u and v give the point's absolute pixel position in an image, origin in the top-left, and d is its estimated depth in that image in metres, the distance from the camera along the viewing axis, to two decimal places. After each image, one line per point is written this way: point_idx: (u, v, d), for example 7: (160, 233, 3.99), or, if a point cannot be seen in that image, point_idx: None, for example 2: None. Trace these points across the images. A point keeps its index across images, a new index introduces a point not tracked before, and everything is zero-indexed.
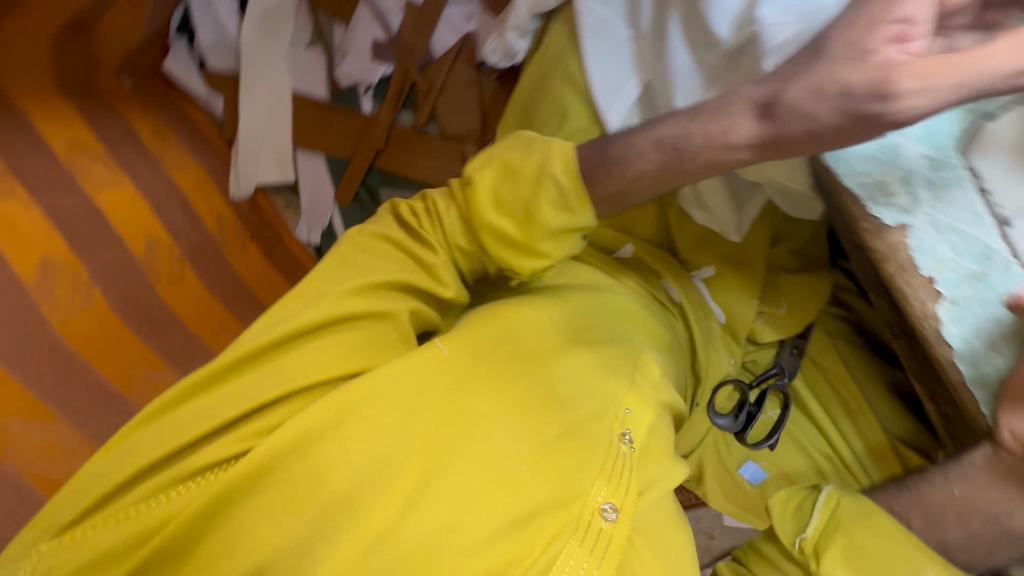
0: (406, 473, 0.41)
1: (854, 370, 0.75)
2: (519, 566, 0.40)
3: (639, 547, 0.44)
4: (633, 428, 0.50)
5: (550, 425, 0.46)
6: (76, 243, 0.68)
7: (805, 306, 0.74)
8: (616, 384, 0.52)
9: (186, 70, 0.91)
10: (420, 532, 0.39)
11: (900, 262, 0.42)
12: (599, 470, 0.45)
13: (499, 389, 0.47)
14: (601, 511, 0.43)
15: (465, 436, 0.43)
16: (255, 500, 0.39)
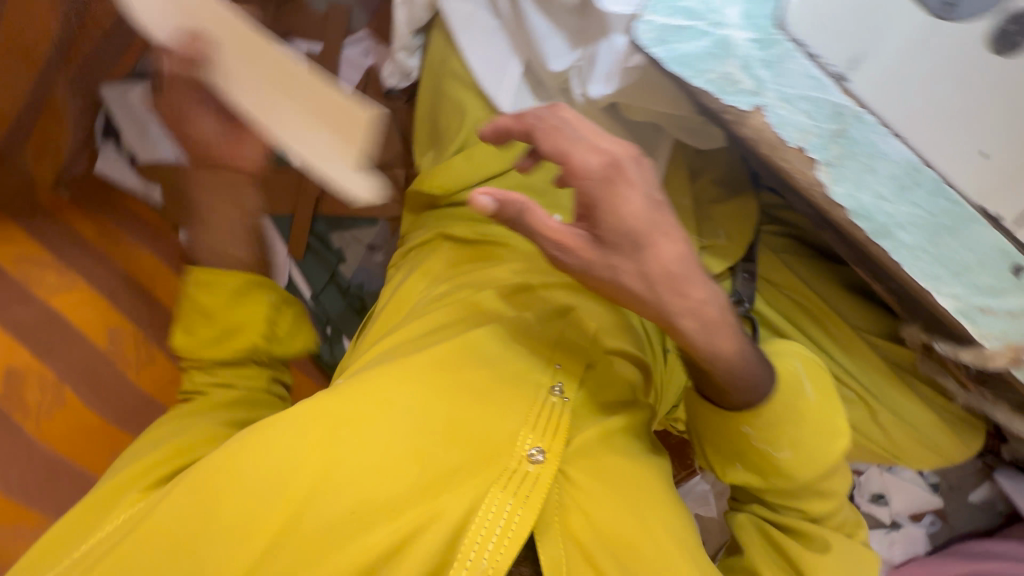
0: (307, 465, 0.44)
1: (806, 278, 0.77)
2: (422, 527, 0.43)
3: (576, 480, 0.47)
4: (565, 380, 0.51)
5: (463, 396, 0.48)
6: (40, 352, 0.74)
7: (741, 231, 0.77)
8: (545, 344, 0.53)
9: (120, 169, 0.97)
10: (321, 519, 0.43)
11: (766, 141, 0.43)
12: (525, 422, 0.47)
13: (405, 376, 0.48)
14: (528, 457, 0.46)
15: (370, 421, 0.45)
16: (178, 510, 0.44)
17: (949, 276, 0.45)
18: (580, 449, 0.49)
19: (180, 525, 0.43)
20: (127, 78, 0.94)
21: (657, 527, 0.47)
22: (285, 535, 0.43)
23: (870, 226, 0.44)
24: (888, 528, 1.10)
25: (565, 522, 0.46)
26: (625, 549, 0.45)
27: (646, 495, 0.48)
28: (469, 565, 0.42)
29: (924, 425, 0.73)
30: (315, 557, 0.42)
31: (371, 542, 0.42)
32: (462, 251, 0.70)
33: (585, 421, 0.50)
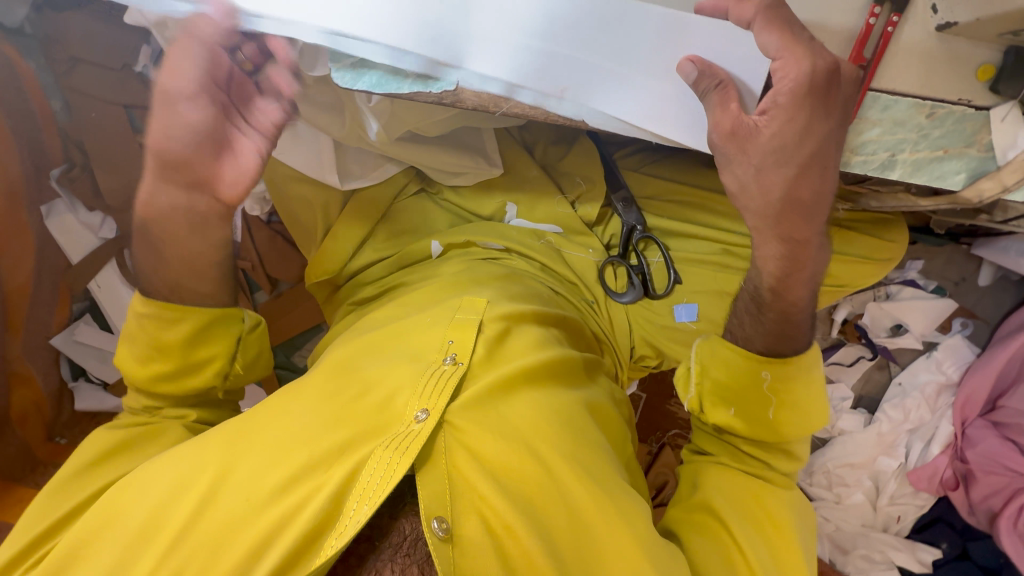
0: (206, 472, 0.56)
1: (672, 177, 0.85)
2: (308, 501, 0.54)
3: (458, 425, 0.58)
4: (456, 351, 0.63)
5: (348, 392, 0.61)
6: None
7: (595, 171, 0.82)
8: (437, 328, 0.66)
9: (97, 396, 1.05)
10: (224, 511, 0.54)
11: (488, 101, 0.54)
12: (413, 391, 0.59)
13: (320, 389, 0.62)
14: (414, 418, 0.57)
15: (272, 429, 0.59)
16: (107, 528, 0.55)
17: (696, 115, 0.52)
18: (470, 401, 0.60)
19: (117, 529, 0.55)
20: (69, 322, 1.03)
21: (539, 448, 0.59)
22: (190, 529, 0.53)
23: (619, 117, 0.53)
24: (926, 352, 1.06)
25: (447, 463, 0.57)
26: (498, 469, 0.57)
27: (535, 424, 0.61)
28: (347, 513, 0.53)
29: (845, 242, 0.71)
30: (221, 544, 0.53)
31: (267, 521, 0.53)
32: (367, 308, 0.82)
33: (480, 377, 0.62)
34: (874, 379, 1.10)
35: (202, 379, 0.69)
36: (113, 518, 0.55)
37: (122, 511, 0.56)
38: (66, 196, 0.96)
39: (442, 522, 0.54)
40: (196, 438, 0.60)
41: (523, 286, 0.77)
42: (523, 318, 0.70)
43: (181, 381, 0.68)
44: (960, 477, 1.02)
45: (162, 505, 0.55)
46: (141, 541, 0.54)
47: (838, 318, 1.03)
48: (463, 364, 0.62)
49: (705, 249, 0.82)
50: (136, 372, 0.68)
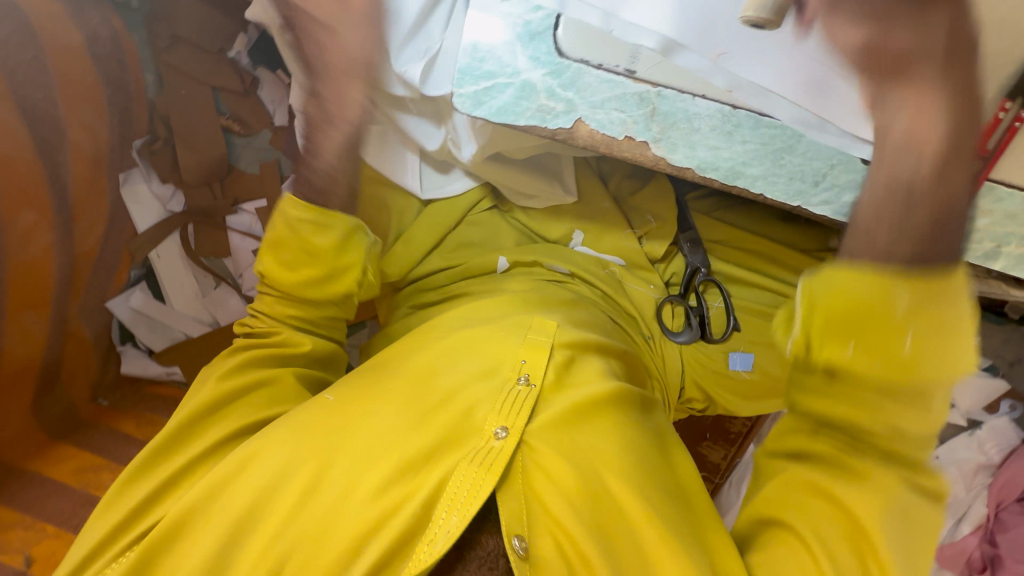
0: (307, 466, 0.60)
1: (745, 225, 0.84)
2: (401, 504, 0.58)
3: (535, 442, 0.62)
4: (529, 371, 0.66)
5: (429, 399, 0.64)
6: None
7: (669, 210, 0.82)
8: (510, 344, 0.69)
9: (142, 363, 1.07)
10: (324, 505, 0.58)
11: (599, 142, 0.50)
12: (490, 407, 0.63)
13: (400, 395, 0.65)
14: (493, 434, 0.61)
15: (357, 429, 0.62)
16: (211, 514, 0.58)
17: (811, 186, 0.49)
18: (545, 422, 0.63)
19: (228, 503, 0.59)
20: (126, 287, 1.04)
21: (609, 469, 0.61)
22: (294, 517, 0.58)
23: (721, 174, 0.49)
24: (969, 430, 1.04)
25: (526, 481, 0.61)
26: (578, 495, 0.59)
27: (612, 454, 0.62)
28: (436, 521, 0.57)
29: None
30: (323, 536, 0.57)
31: (361, 519, 0.57)
32: (428, 312, 0.82)
33: (552, 401, 0.65)
34: None
35: (346, 283, 0.71)
36: (219, 491, 0.60)
37: (231, 487, 0.60)
38: (143, 166, 1.00)
39: (521, 540, 0.57)
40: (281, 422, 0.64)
41: (587, 311, 0.78)
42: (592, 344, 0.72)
43: (326, 286, 0.71)
44: (986, 560, 0.99)
45: (266, 492, 0.59)
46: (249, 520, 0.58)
47: None
48: (536, 386, 0.65)
49: (766, 300, 0.82)
50: (286, 280, 0.70)
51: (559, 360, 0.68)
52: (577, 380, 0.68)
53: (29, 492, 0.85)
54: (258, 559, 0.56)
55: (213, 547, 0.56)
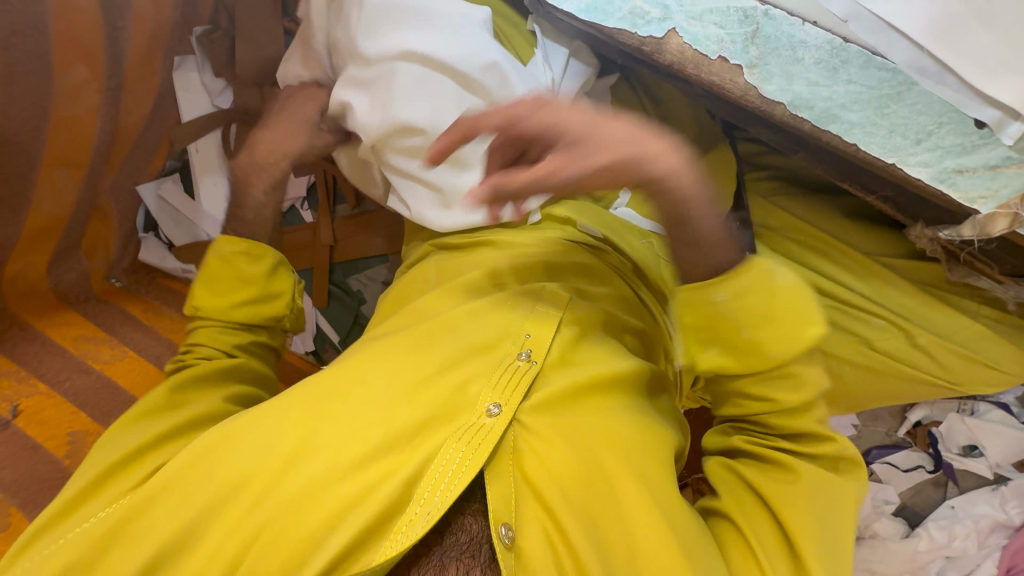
0: (287, 437, 0.52)
1: (805, 216, 0.75)
2: (385, 483, 0.50)
3: (533, 427, 0.54)
4: (532, 346, 0.58)
5: (426, 366, 0.56)
6: (95, 413, 0.82)
7: (724, 182, 0.75)
8: (513, 316, 0.61)
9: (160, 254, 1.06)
10: (300, 480, 0.50)
11: (688, 60, 0.47)
12: (485, 382, 0.56)
13: (397, 359, 0.57)
14: (486, 411, 0.54)
15: (347, 393, 0.54)
16: (180, 488, 0.50)
17: (911, 145, 0.44)
18: (543, 403, 0.55)
19: (210, 473, 0.51)
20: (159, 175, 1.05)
21: (612, 465, 0.53)
22: (273, 489, 0.50)
23: (813, 115, 0.45)
24: (994, 484, 0.98)
25: (516, 462, 0.53)
26: (572, 485, 0.52)
27: (621, 467, 0.53)
28: (418, 503, 0.50)
29: (975, 341, 0.68)
30: (300, 509, 0.49)
31: (339, 495, 0.49)
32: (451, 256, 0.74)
33: (557, 377, 0.57)
34: (926, 493, 1.01)
35: (274, 309, 0.70)
36: (199, 462, 0.51)
37: (212, 448, 0.52)
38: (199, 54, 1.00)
39: (508, 528, 0.50)
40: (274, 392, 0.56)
41: (614, 287, 0.69)
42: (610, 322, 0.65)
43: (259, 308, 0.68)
44: None
45: (250, 457, 0.51)
46: (228, 497, 0.50)
47: (911, 417, 1.03)
48: (538, 363, 0.57)
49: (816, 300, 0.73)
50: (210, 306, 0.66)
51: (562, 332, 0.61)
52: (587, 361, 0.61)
53: (29, 347, 0.84)
54: (234, 530, 0.48)
55: (188, 521, 0.49)
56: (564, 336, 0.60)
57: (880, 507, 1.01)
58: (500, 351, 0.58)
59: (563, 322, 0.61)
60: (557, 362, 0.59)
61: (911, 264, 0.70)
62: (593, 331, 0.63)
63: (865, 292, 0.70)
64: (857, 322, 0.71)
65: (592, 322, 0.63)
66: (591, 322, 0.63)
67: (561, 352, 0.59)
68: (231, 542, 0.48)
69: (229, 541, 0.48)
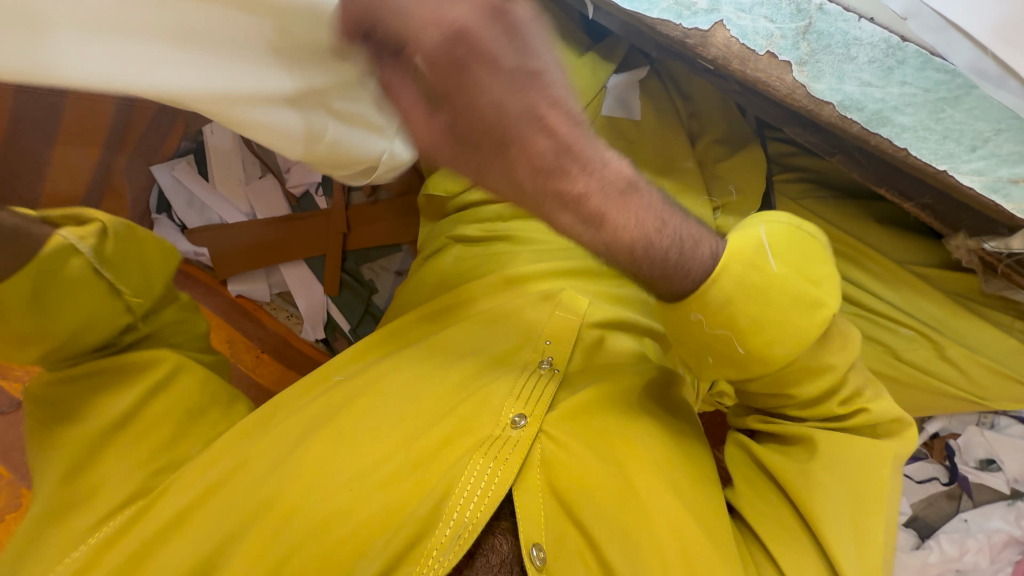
0: (307, 457, 0.51)
1: (836, 221, 0.72)
2: (413, 505, 0.49)
3: (557, 437, 0.52)
4: (553, 353, 0.57)
5: (449, 377, 0.56)
6: None
7: (751, 183, 0.73)
8: (534, 323, 0.60)
9: (173, 236, 1.06)
10: (323, 500, 0.49)
11: (734, 55, 0.44)
12: (509, 392, 0.54)
13: (413, 371, 0.56)
14: (511, 422, 0.52)
15: (367, 404, 0.54)
16: (199, 513, 0.49)
17: (965, 151, 0.42)
18: (568, 415, 0.54)
19: (231, 501, 0.50)
20: (173, 157, 1.05)
21: (642, 486, 0.51)
22: (295, 515, 0.48)
23: (863, 117, 0.43)
24: (1009, 499, 0.97)
25: (545, 476, 0.52)
26: (608, 506, 0.50)
27: (652, 486, 0.51)
28: (448, 524, 0.48)
29: (1006, 357, 0.66)
30: (325, 529, 0.48)
31: (367, 517, 0.48)
32: (470, 250, 0.72)
33: (577, 388, 0.56)
34: (939, 505, 0.99)
35: (105, 328, 0.49)
36: (215, 489, 0.50)
37: (229, 467, 0.51)
38: None
39: (540, 550, 0.49)
40: (294, 406, 0.56)
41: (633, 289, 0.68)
42: (624, 326, 0.63)
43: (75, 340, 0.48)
44: None
45: (272, 471, 0.51)
46: (250, 522, 0.49)
47: (929, 428, 1.00)
48: (560, 372, 0.56)
49: (847, 310, 0.71)
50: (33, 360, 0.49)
51: (583, 339, 0.60)
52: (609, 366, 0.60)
53: None
54: (258, 560, 0.47)
55: (208, 545, 0.48)
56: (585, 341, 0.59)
57: None
58: (520, 355, 0.57)
59: (584, 328, 0.60)
60: (578, 368, 0.58)
61: (944, 273, 0.68)
62: (614, 337, 0.62)
63: (897, 302, 0.69)
64: (886, 333, 0.69)
65: (612, 327, 0.62)
66: (611, 327, 0.62)
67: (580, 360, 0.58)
68: (255, 571, 0.47)
69: (252, 569, 0.47)
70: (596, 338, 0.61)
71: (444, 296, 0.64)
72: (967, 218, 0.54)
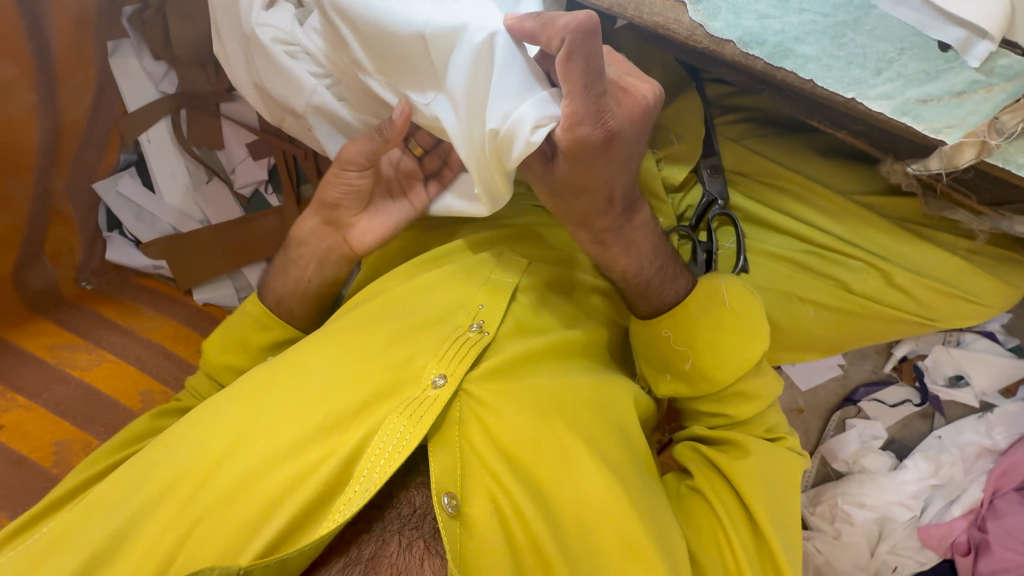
0: (226, 430, 0.51)
1: (780, 160, 0.72)
2: (321, 465, 0.49)
3: (482, 398, 0.52)
4: (484, 317, 0.56)
5: (373, 342, 0.54)
6: (81, 419, 0.83)
7: (692, 128, 0.71)
8: (467, 287, 0.59)
9: (128, 253, 1.02)
10: (238, 469, 0.49)
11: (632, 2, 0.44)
12: (433, 354, 0.53)
13: (341, 342, 0.55)
14: (431, 383, 0.52)
15: (290, 376, 0.53)
16: (112, 495, 0.50)
17: (872, 75, 0.41)
18: (490, 372, 0.53)
19: (139, 480, 0.50)
20: (114, 172, 1.01)
21: (561, 429, 0.52)
22: (206, 483, 0.50)
23: (765, 51, 0.42)
24: (980, 412, 1.00)
25: (462, 438, 0.52)
26: (523, 452, 0.51)
27: (573, 433, 0.52)
28: (356, 481, 0.49)
29: (953, 276, 0.66)
30: (240, 494, 0.49)
31: (279, 480, 0.49)
32: (416, 234, 0.70)
33: (509, 346, 0.55)
34: (914, 426, 1.04)
35: None
36: (135, 468, 0.52)
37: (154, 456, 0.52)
38: (133, 37, 0.97)
39: (452, 498, 0.50)
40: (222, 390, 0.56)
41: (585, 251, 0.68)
42: (569, 290, 0.63)
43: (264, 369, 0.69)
44: (973, 545, 0.93)
45: (189, 455, 0.51)
46: (158, 498, 0.50)
47: (896, 352, 1.03)
48: (490, 334, 0.55)
49: (793, 249, 0.71)
50: (203, 384, 0.69)
51: (513, 297, 0.59)
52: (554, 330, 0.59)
53: (4, 359, 0.85)
54: (168, 527, 0.49)
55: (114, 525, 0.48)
56: (519, 305, 0.59)
57: (868, 443, 1.03)
58: (455, 324, 0.56)
59: (516, 286, 0.59)
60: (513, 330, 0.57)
61: (887, 201, 0.68)
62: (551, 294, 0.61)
63: (843, 235, 0.68)
64: (830, 266, 0.69)
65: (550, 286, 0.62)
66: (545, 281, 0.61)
67: (518, 325, 0.58)
68: (166, 538, 0.48)
69: (164, 539, 0.48)
70: (534, 295, 0.60)
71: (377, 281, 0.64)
72: (894, 141, 0.52)
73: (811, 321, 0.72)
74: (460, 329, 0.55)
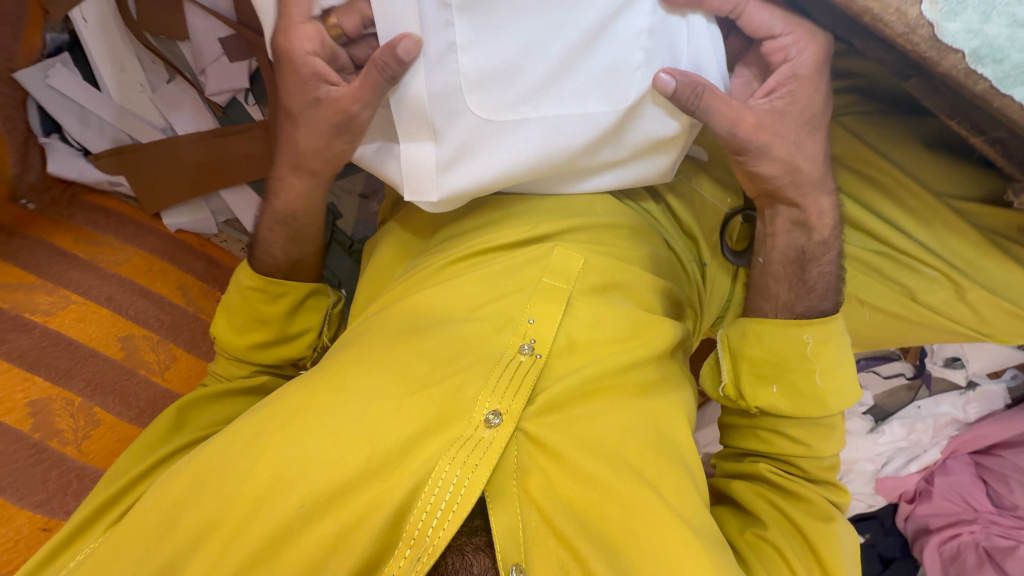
0: (259, 471, 0.45)
1: (878, 146, 0.63)
2: (369, 516, 0.44)
3: (536, 433, 0.49)
4: (536, 335, 0.51)
5: (418, 368, 0.49)
6: (53, 374, 0.71)
7: None
8: (519, 297, 0.53)
9: (74, 165, 0.83)
10: (273, 518, 0.44)
11: None
12: (482, 386, 0.48)
13: (381, 363, 0.50)
14: (484, 421, 0.47)
15: (328, 406, 0.47)
16: (143, 539, 0.46)
17: None
18: (547, 409, 0.50)
19: (173, 523, 0.46)
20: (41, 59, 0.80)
21: (625, 476, 0.49)
22: (241, 533, 0.44)
23: (999, 72, 0.35)
24: (963, 389, 1.06)
25: (521, 486, 0.48)
26: (580, 497, 0.48)
27: (632, 478, 0.49)
28: (411, 535, 0.45)
29: None
30: (280, 546, 0.44)
31: (321, 533, 0.44)
32: (462, 216, 0.61)
33: (564, 375, 0.51)
34: (898, 395, 1.10)
35: (300, 347, 0.68)
36: (165, 504, 0.47)
37: (184, 489, 0.47)
38: None
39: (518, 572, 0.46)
40: (251, 411, 0.50)
41: (647, 243, 0.60)
42: (627, 289, 0.57)
43: (275, 349, 0.66)
44: (917, 492, 1.07)
45: (219, 499, 0.45)
46: (194, 546, 0.45)
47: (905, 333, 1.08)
48: (543, 357, 0.50)
49: (869, 247, 0.65)
50: (236, 344, 0.65)
51: (572, 310, 0.53)
52: (622, 347, 0.54)
53: None
54: None
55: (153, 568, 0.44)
56: (579, 315, 0.53)
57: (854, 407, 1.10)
58: (509, 341, 0.51)
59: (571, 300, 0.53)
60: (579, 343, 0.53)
61: (977, 207, 0.62)
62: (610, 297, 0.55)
63: (926, 242, 0.63)
64: (905, 269, 0.64)
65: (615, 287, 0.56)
66: (613, 281, 0.56)
67: (572, 337, 0.52)
68: None
69: None
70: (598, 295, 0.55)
71: (434, 271, 0.57)
72: None
73: (862, 322, 0.69)
74: (513, 350, 0.50)
